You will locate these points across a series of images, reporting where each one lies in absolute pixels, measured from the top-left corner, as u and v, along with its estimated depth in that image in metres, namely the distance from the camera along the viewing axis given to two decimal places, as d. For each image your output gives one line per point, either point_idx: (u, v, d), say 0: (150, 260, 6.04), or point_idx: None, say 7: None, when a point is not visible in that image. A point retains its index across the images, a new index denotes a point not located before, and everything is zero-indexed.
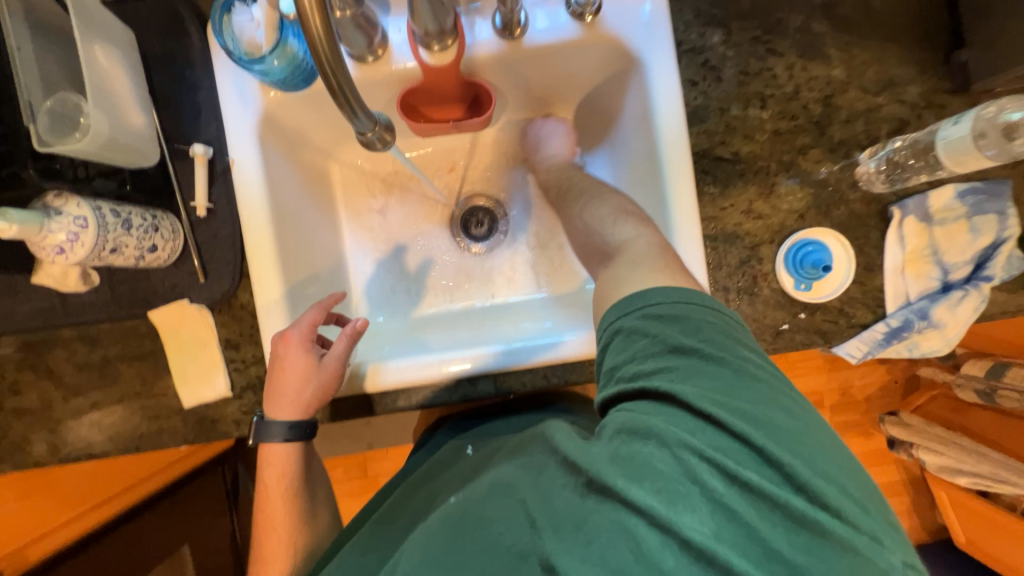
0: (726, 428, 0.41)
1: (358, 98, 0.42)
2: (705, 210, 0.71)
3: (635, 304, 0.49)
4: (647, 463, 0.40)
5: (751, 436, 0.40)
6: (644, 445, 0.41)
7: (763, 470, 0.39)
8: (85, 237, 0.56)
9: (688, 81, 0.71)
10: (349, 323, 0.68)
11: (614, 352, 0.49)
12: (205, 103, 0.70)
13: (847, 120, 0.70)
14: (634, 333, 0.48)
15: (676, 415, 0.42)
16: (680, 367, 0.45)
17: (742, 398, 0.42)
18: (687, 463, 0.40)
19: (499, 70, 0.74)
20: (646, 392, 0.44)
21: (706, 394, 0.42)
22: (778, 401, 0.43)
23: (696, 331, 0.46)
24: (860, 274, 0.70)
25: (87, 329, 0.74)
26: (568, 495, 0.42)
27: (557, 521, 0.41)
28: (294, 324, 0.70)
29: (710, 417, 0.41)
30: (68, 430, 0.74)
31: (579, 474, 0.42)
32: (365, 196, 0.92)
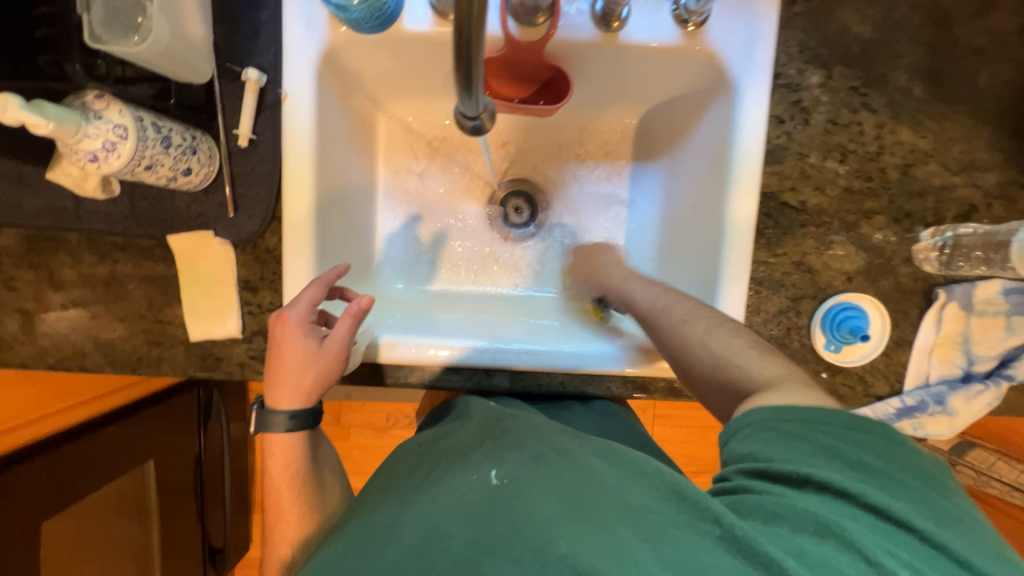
0: (893, 519, 0.40)
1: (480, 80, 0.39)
2: (758, 253, 0.70)
3: (791, 411, 0.47)
4: (823, 557, 0.38)
5: (920, 526, 0.40)
6: (814, 540, 0.39)
7: (921, 555, 0.39)
8: (122, 148, 0.52)
9: (775, 118, 0.68)
10: (355, 300, 0.63)
11: (745, 441, 0.47)
12: (267, 25, 0.65)
13: (919, 193, 0.68)
14: (773, 426, 0.46)
15: (840, 508, 0.41)
16: (836, 463, 0.43)
17: (887, 485, 0.43)
18: (872, 557, 0.38)
19: (582, 58, 0.71)
20: (801, 481, 0.42)
21: (864, 486, 0.42)
22: (931, 488, 0.43)
23: (851, 439, 0.45)
24: (890, 347, 0.71)
25: (98, 239, 0.70)
26: (656, 521, 0.42)
27: (660, 556, 0.40)
28: (294, 303, 0.65)
29: (871, 509, 0.41)
30: (60, 339, 0.71)
31: (700, 521, 0.41)
32: (407, 156, 0.87)
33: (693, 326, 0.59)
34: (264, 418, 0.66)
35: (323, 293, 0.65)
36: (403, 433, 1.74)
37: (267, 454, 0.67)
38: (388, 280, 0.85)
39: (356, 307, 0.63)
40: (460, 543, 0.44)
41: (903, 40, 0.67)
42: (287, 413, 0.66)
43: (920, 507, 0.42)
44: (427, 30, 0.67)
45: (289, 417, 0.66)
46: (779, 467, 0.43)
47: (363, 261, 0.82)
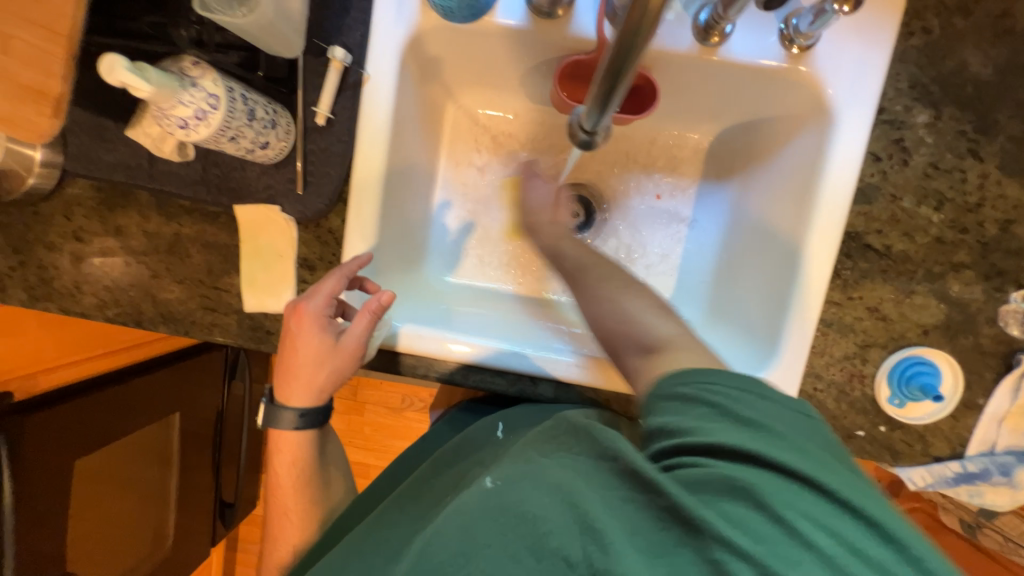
0: (788, 474, 0.37)
1: (615, 99, 0.41)
2: (831, 293, 0.67)
3: (689, 372, 0.44)
4: (746, 524, 0.35)
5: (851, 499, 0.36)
6: (734, 505, 0.36)
7: (833, 515, 0.35)
8: (212, 118, 0.51)
9: (872, 154, 0.65)
10: (375, 297, 0.60)
11: (663, 412, 0.43)
12: (357, 3, 0.64)
13: (1016, 251, 0.64)
14: (685, 394, 0.43)
15: (768, 477, 0.37)
16: (729, 424, 0.40)
17: (816, 457, 0.38)
18: (783, 520, 0.34)
19: (672, 71, 0.68)
20: (716, 450, 0.39)
21: (774, 449, 0.38)
22: (830, 453, 0.39)
23: (734, 392, 0.42)
24: (957, 409, 0.67)
25: (166, 200, 0.70)
26: (632, 506, 0.37)
27: (626, 529, 0.35)
28: (313, 293, 0.63)
29: (797, 477, 0.37)
30: (119, 294, 0.72)
31: (641, 493, 0.37)
32: (470, 147, 0.85)
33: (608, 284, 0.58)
34: (272, 413, 0.67)
35: (343, 285, 0.62)
36: (416, 417, 1.75)
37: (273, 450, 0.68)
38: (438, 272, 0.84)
39: (376, 302, 0.61)
40: (455, 541, 0.37)
41: None
42: (299, 409, 0.66)
43: (815, 465, 0.37)
44: (518, 25, 0.65)
45: (299, 414, 0.66)
46: (691, 439, 0.40)
47: (414, 250, 0.80)
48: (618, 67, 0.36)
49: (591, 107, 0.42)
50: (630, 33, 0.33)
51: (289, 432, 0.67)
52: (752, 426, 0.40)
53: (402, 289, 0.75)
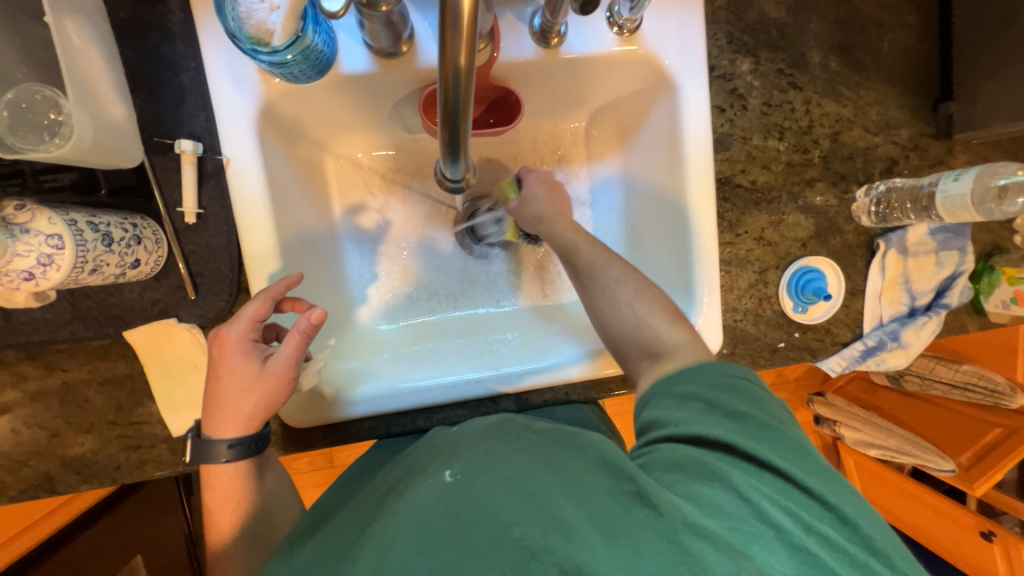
0: (772, 468, 0.43)
1: (465, 143, 0.41)
2: (723, 235, 0.75)
3: (687, 376, 0.51)
4: (715, 502, 0.40)
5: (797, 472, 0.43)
6: (706, 485, 0.41)
7: (804, 500, 0.42)
8: (61, 260, 0.47)
9: (717, 107, 0.73)
10: (304, 316, 0.57)
11: (654, 407, 0.49)
12: (190, 88, 0.60)
13: (849, 156, 0.75)
14: (682, 392, 0.49)
15: (749, 466, 0.43)
16: (720, 419, 0.45)
17: (789, 447, 0.44)
18: (747, 497, 0.40)
19: (528, 77, 0.71)
20: (700, 439, 0.44)
21: (747, 439, 0.44)
22: (787, 434, 0.46)
23: (723, 387, 0.48)
24: (847, 298, 0.78)
25: (40, 349, 0.62)
26: (594, 491, 0.40)
27: (592, 520, 0.38)
28: (235, 319, 0.59)
29: (761, 462, 0.43)
30: (19, 467, 0.63)
31: (622, 485, 0.40)
32: (363, 192, 0.83)
33: (626, 287, 0.62)
34: (200, 449, 0.59)
35: (269, 307, 0.59)
36: None
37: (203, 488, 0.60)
38: (369, 323, 0.82)
39: (307, 322, 0.57)
40: (416, 542, 0.38)
41: (815, 20, 0.73)
42: (228, 440, 0.59)
43: (778, 449, 0.44)
44: (366, 70, 0.64)
45: (230, 444, 0.59)
46: (677, 428, 0.45)
47: (336, 312, 0.77)
48: (455, 119, 0.37)
49: (446, 157, 0.42)
50: (454, 85, 0.34)
51: (219, 467, 0.59)
52: (733, 415, 0.46)
53: (338, 356, 0.73)
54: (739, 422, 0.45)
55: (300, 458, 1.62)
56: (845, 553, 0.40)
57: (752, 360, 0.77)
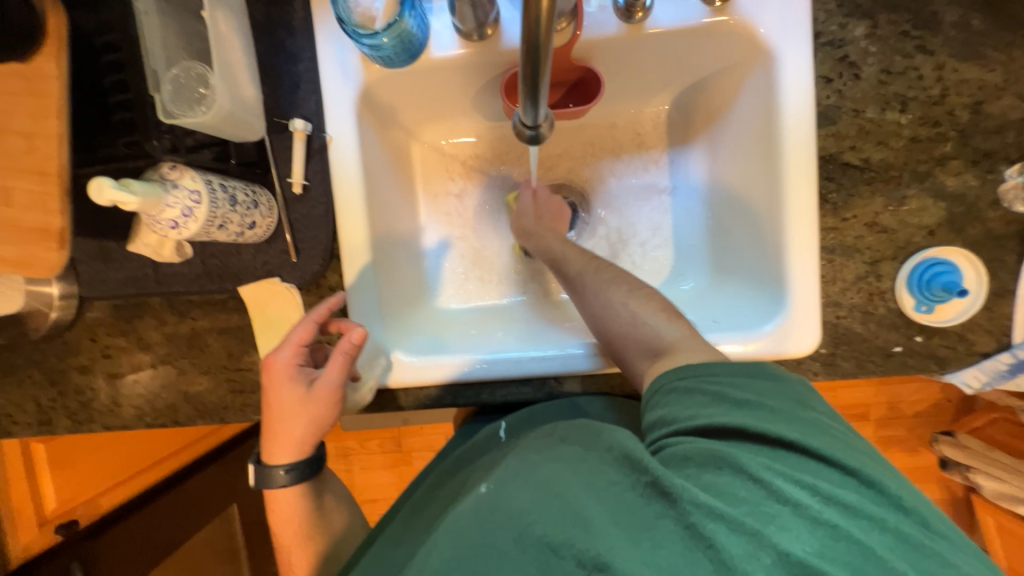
0: (783, 445, 0.43)
1: (544, 83, 0.39)
2: (825, 219, 0.66)
3: (690, 368, 0.51)
4: (724, 488, 0.40)
5: (807, 444, 0.43)
6: (717, 474, 0.41)
7: (833, 477, 0.41)
8: (198, 212, 0.55)
9: (822, 77, 0.66)
10: (347, 333, 0.62)
11: (661, 405, 0.50)
12: (305, 75, 0.68)
13: (996, 129, 0.64)
14: (679, 389, 0.49)
15: (767, 449, 0.43)
16: (723, 406, 0.46)
17: (802, 424, 0.45)
18: (759, 478, 0.40)
19: (609, 55, 0.71)
20: (723, 428, 0.44)
21: (766, 424, 0.44)
22: (792, 407, 0.47)
23: (715, 377, 0.49)
24: (990, 299, 0.65)
25: (177, 299, 0.74)
26: (617, 490, 0.40)
27: (612, 515, 0.38)
28: (282, 345, 0.65)
29: (770, 441, 0.43)
30: (153, 395, 0.75)
31: (636, 477, 0.40)
32: (444, 178, 0.88)
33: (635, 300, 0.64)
34: (262, 474, 0.67)
35: (313, 332, 0.64)
36: None
37: (269, 509, 0.68)
38: (443, 302, 0.86)
39: (349, 343, 0.62)
40: (449, 547, 0.39)
41: None
42: (284, 466, 0.66)
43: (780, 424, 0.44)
44: (454, 54, 0.68)
45: (287, 470, 0.66)
46: (688, 423, 0.46)
47: (413, 288, 0.82)
48: (535, 59, 0.36)
49: (523, 100, 0.41)
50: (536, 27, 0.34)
51: (278, 491, 0.67)
52: (753, 403, 0.46)
53: (412, 327, 0.77)
54: (772, 414, 0.45)
55: (373, 438, 1.74)
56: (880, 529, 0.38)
57: (859, 364, 0.67)
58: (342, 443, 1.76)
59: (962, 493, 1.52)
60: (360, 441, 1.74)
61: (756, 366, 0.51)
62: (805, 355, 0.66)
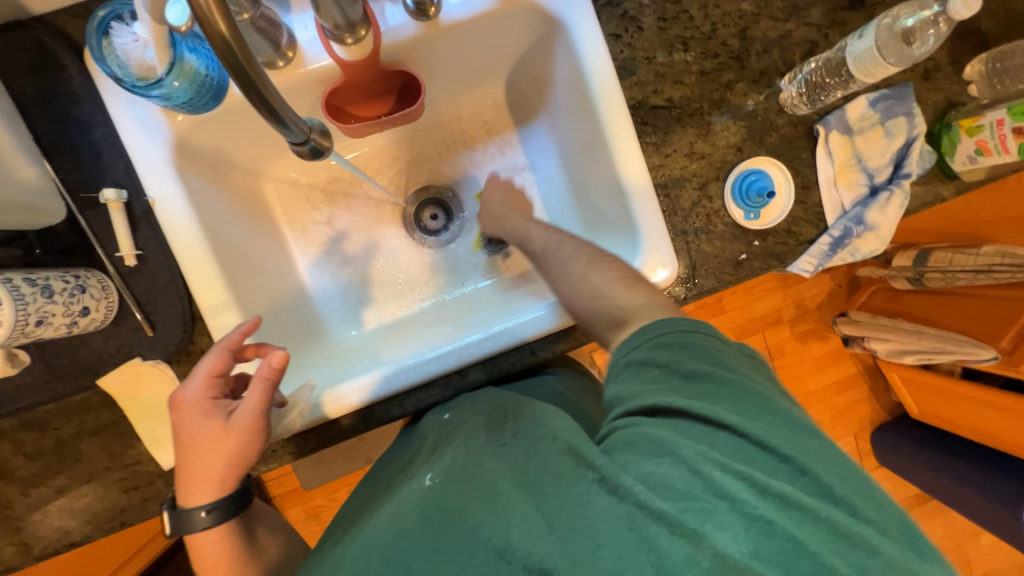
0: (732, 433, 0.43)
1: (286, 107, 0.41)
2: (651, 160, 0.73)
3: (640, 338, 0.51)
4: (664, 479, 0.41)
5: (751, 435, 0.42)
6: (659, 463, 0.42)
7: (790, 476, 0.41)
8: (0, 315, 0.51)
9: (612, 35, 0.72)
10: (268, 356, 0.58)
11: (617, 383, 0.49)
12: (104, 141, 0.63)
13: (763, 50, 0.73)
14: (646, 363, 0.48)
15: (707, 435, 0.43)
16: (676, 382, 0.46)
17: (755, 410, 0.44)
18: (698, 469, 0.41)
19: (421, 53, 0.73)
20: (668, 410, 0.45)
21: (730, 415, 0.43)
22: (756, 404, 0.45)
23: (681, 351, 0.48)
24: (800, 194, 0.75)
25: (31, 414, 0.67)
26: (563, 485, 0.43)
27: (545, 519, 0.41)
28: (192, 380, 0.61)
29: (713, 424, 0.43)
30: (33, 524, 0.68)
31: (581, 473, 0.43)
32: (307, 209, 0.85)
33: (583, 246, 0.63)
34: (180, 520, 0.62)
35: (226, 361, 0.61)
36: None
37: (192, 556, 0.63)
38: (341, 332, 0.83)
39: (269, 367, 0.58)
40: (389, 552, 0.42)
41: None
42: (204, 506, 0.62)
43: (746, 418, 0.43)
44: None
45: (207, 510, 0.62)
46: (639, 401, 0.46)
47: (302, 326, 0.78)
48: (255, 86, 0.37)
49: (275, 128, 0.42)
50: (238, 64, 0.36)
51: (202, 536, 0.62)
52: (724, 382, 0.46)
53: (306, 364, 0.74)
54: (739, 397, 0.45)
55: (340, 488, 1.66)
56: (828, 528, 0.38)
57: (717, 278, 0.74)
58: (308, 505, 1.66)
59: (872, 361, 1.73)
60: (326, 496, 1.66)
61: (687, 338, 0.49)
62: (670, 284, 0.72)
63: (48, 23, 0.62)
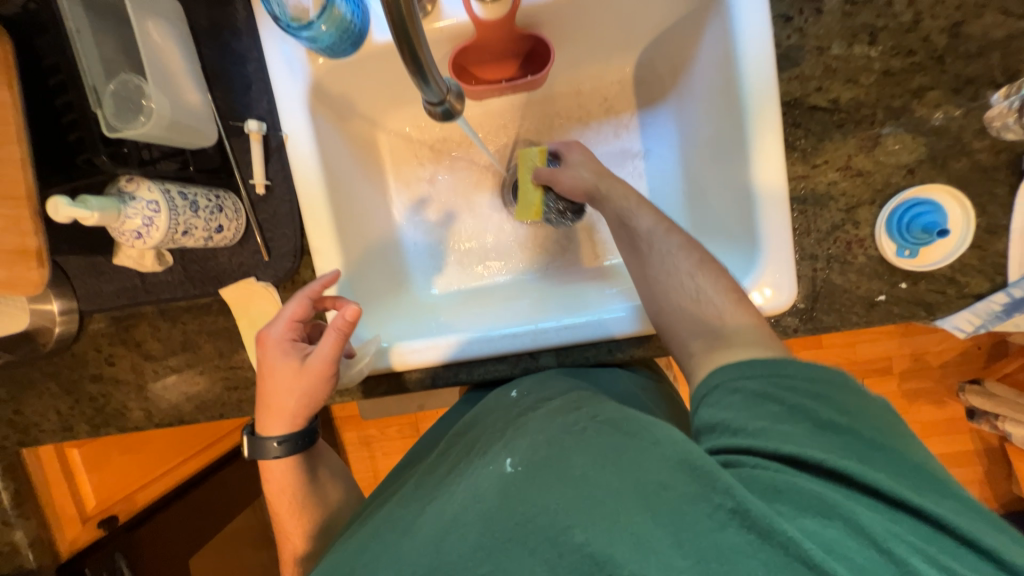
0: (892, 503, 0.39)
1: (430, 64, 0.40)
2: (794, 168, 0.63)
3: (756, 368, 0.48)
4: (834, 543, 0.36)
5: (916, 502, 0.39)
6: (824, 521, 0.37)
7: (967, 557, 0.37)
8: (158, 220, 0.58)
9: (781, 16, 0.62)
10: (342, 309, 0.61)
11: (722, 408, 0.47)
12: (255, 75, 0.69)
13: (978, 52, 0.59)
14: (761, 395, 0.46)
15: (851, 495, 0.39)
16: (806, 429, 0.43)
17: (909, 473, 0.41)
18: (877, 541, 0.36)
19: (557, 18, 0.68)
20: (803, 461, 0.41)
21: (885, 478, 0.40)
22: (908, 470, 0.41)
23: (798, 389, 0.46)
24: (980, 238, 0.61)
25: (167, 306, 0.78)
26: (678, 501, 0.39)
27: (677, 539, 0.37)
28: (275, 322, 0.67)
29: (870, 489, 0.39)
30: (157, 397, 0.80)
31: (715, 498, 0.38)
32: (414, 164, 0.87)
33: (687, 257, 0.60)
34: (255, 445, 0.69)
35: (306, 309, 0.66)
36: None
37: (263, 479, 0.71)
38: (423, 289, 0.86)
39: (343, 319, 0.62)
40: (473, 535, 0.41)
41: None
42: (277, 438, 0.68)
43: (905, 483, 0.40)
44: None
45: (279, 442, 0.68)
46: (763, 442, 0.42)
47: (392, 277, 0.82)
48: (406, 36, 0.36)
49: (416, 84, 0.41)
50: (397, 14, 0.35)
51: (271, 461, 0.69)
52: (856, 434, 0.43)
53: (389, 313, 0.78)
54: (881, 455, 0.42)
55: (391, 425, 1.80)
56: None
57: (840, 317, 0.64)
58: (362, 433, 1.82)
59: (997, 443, 1.46)
60: (379, 429, 1.81)
61: (777, 372, 0.48)
62: (782, 311, 0.64)
63: None
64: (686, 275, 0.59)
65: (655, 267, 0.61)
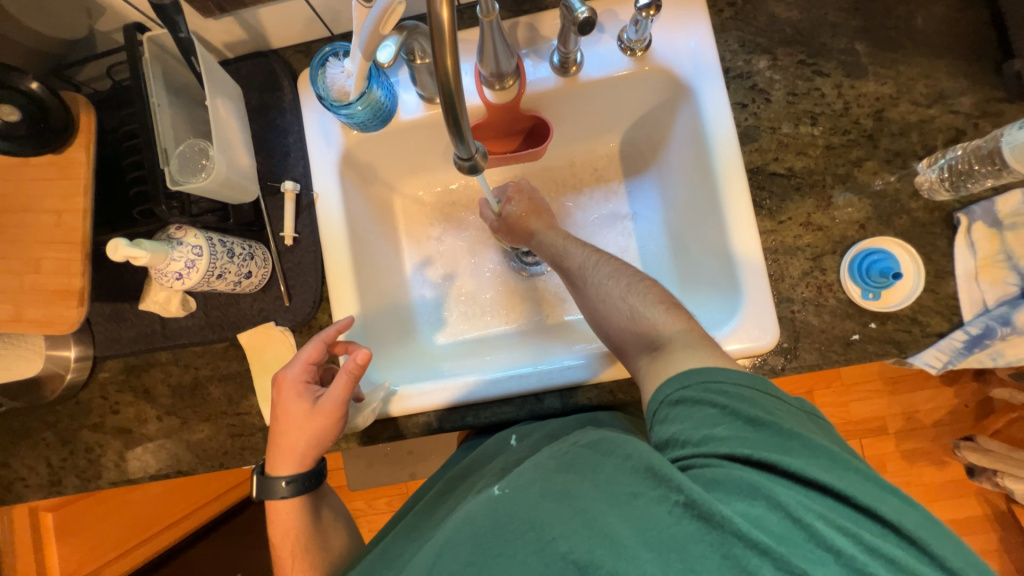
0: (809, 485, 0.45)
1: (467, 128, 0.48)
2: (763, 223, 0.73)
3: (693, 377, 0.52)
4: (760, 520, 0.42)
5: (830, 481, 0.45)
6: (752, 503, 0.43)
7: (870, 524, 0.43)
8: (199, 263, 0.64)
9: (738, 104, 0.76)
10: (353, 353, 0.64)
11: (668, 423, 0.51)
12: (294, 145, 0.79)
13: (899, 132, 0.72)
14: (698, 402, 0.51)
15: (776, 479, 0.45)
16: (739, 428, 0.48)
17: (826, 457, 0.47)
18: (794, 515, 0.42)
19: (553, 104, 0.82)
20: (735, 458, 0.46)
21: (806, 464, 0.45)
22: (825, 456, 0.47)
23: (732, 393, 0.50)
24: (931, 282, 0.69)
25: (182, 352, 0.80)
26: (646, 503, 0.43)
27: (643, 536, 0.41)
28: (293, 363, 0.70)
29: (794, 475, 0.45)
30: (157, 446, 0.79)
31: (669, 496, 0.43)
32: (425, 224, 0.95)
33: (617, 284, 0.67)
34: (264, 486, 0.70)
35: (321, 351, 0.69)
36: None
37: (268, 521, 0.71)
38: (430, 338, 0.90)
39: (354, 363, 0.64)
40: (465, 553, 0.43)
41: (832, 11, 0.75)
42: (284, 478, 0.69)
43: (821, 465, 0.46)
44: (420, 115, 0.79)
45: (287, 481, 0.69)
46: (704, 447, 0.47)
47: (401, 326, 0.86)
48: (452, 103, 0.45)
49: (453, 142, 0.49)
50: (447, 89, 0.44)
51: (278, 503, 0.70)
52: (779, 429, 0.48)
53: (396, 359, 0.81)
54: (801, 445, 0.47)
55: (380, 497, 1.70)
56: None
57: (822, 354, 0.70)
58: (348, 506, 1.71)
59: (1004, 505, 1.43)
60: (366, 501, 1.71)
61: (713, 379, 0.52)
62: (768, 349, 0.69)
63: (278, 53, 0.80)
64: (633, 300, 0.64)
65: (607, 295, 0.66)
